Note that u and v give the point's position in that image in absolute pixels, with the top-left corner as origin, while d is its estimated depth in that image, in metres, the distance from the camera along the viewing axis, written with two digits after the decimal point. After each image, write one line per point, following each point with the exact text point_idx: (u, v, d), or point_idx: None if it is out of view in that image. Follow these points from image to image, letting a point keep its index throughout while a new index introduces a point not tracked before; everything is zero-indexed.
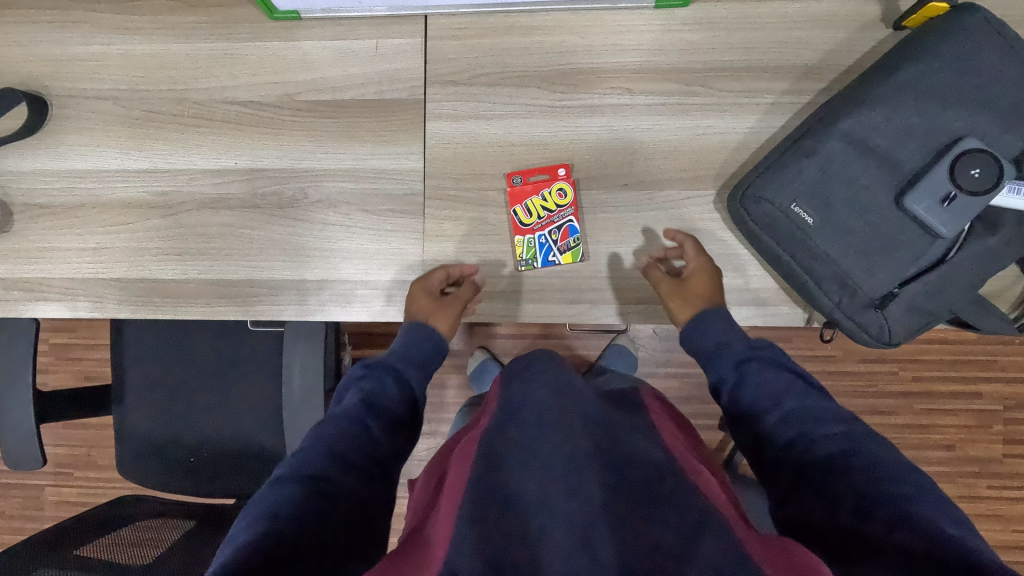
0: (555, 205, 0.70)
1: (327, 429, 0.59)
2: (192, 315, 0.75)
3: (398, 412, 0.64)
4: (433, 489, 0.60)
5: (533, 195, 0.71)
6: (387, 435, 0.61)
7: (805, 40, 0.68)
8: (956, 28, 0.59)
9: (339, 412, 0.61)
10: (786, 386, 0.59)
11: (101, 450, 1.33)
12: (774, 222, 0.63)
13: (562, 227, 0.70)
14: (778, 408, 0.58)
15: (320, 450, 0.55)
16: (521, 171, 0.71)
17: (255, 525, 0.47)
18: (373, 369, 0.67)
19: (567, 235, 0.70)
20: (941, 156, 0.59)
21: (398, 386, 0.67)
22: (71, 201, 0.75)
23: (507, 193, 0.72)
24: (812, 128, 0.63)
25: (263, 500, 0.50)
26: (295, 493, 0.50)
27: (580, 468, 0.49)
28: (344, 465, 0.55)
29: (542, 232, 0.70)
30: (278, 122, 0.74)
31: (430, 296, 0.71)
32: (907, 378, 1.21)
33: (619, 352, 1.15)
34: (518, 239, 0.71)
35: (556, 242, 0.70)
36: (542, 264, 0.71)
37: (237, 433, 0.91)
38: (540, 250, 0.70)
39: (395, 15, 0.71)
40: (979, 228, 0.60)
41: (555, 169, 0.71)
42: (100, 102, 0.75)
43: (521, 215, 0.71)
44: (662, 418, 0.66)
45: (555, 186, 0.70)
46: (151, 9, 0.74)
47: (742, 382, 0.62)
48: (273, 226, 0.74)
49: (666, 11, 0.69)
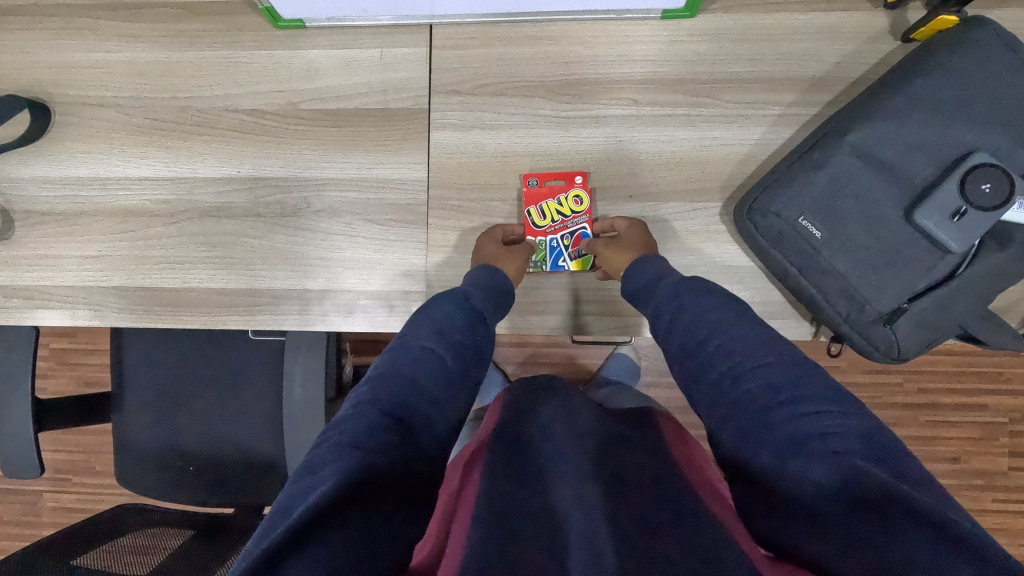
0: (570, 211, 0.71)
1: (410, 358, 0.54)
2: (193, 323, 0.75)
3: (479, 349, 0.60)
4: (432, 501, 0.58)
5: (549, 198, 0.70)
6: (465, 378, 0.57)
7: (812, 52, 0.68)
8: (965, 41, 0.59)
9: (424, 341, 0.56)
10: (719, 319, 0.55)
11: (99, 457, 1.32)
12: (782, 236, 0.63)
13: (574, 233, 0.71)
14: (712, 341, 0.54)
15: (400, 390, 0.51)
16: (538, 174, 0.71)
17: (339, 459, 0.44)
18: (461, 300, 0.61)
19: (578, 241, 0.71)
20: (952, 170, 0.58)
21: (480, 324, 0.61)
22: (73, 209, 0.75)
23: (522, 194, 0.71)
24: (820, 142, 0.63)
25: (341, 432, 0.46)
26: (377, 427, 0.47)
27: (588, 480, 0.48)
28: (421, 402, 0.51)
29: (554, 236, 0.71)
30: (281, 131, 0.73)
31: (497, 245, 0.70)
32: (913, 391, 1.20)
33: (621, 362, 1.14)
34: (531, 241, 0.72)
35: (567, 248, 0.71)
36: (550, 267, 0.72)
37: (237, 443, 0.90)
38: (550, 253, 0.71)
39: (400, 25, 0.71)
40: (989, 243, 0.59)
41: (571, 176, 0.70)
42: (103, 109, 0.75)
43: (535, 216, 0.71)
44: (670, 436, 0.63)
45: (571, 192, 0.70)
46: (154, 17, 0.74)
47: (675, 316, 0.58)
48: (275, 235, 0.73)
49: (673, 21, 0.69)
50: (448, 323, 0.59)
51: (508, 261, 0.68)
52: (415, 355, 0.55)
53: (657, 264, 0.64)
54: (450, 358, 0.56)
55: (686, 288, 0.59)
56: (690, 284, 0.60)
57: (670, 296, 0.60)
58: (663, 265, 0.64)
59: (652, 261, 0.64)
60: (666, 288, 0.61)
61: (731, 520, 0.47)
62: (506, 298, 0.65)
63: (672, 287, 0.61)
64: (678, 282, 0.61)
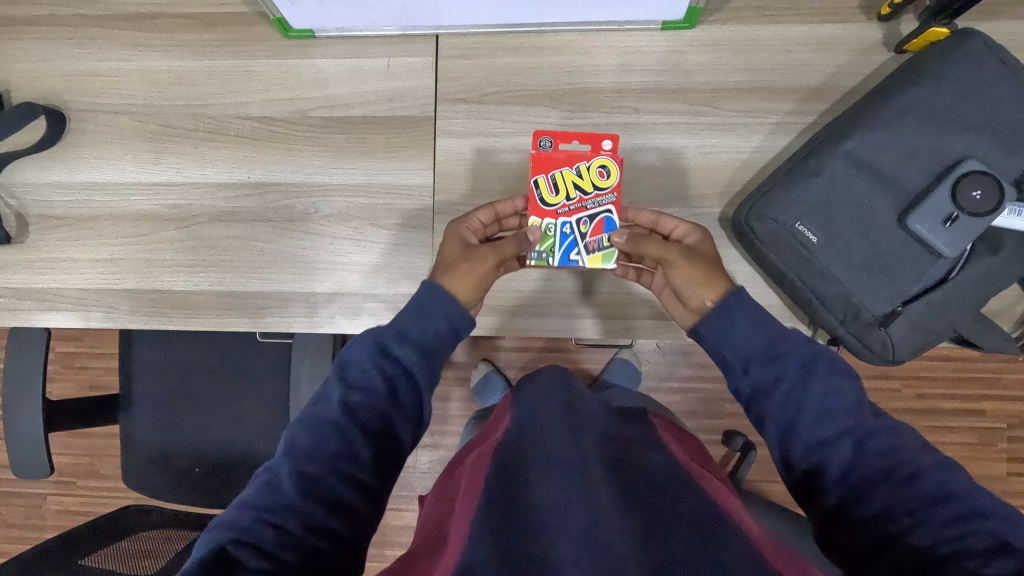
0: (592, 184, 0.70)
1: (313, 425, 0.55)
2: (202, 325, 0.76)
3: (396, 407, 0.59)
4: (438, 500, 0.59)
5: (567, 167, 0.70)
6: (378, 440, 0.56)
7: (809, 62, 0.70)
8: (956, 52, 0.61)
9: (330, 405, 0.56)
10: (857, 404, 0.54)
11: (104, 460, 1.33)
12: (780, 240, 0.64)
13: (596, 218, 0.70)
14: (850, 422, 0.53)
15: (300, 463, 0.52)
16: (554, 137, 0.70)
17: (215, 550, 0.46)
18: (378, 356, 0.60)
19: (598, 229, 0.70)
20: (943, 177, 0.60)
21: (402, 383, 0.60)
22: (86, 213, 0.77)
23: (536, 159, 0.70)
24: (816, 150, 0.64)
25: (229, 518, 0.49)
26: (262, 514, 0.49)
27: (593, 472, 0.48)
28: (320, 474, 0.52)
29: (569, 217, 0.70)
30: (291, 137, 0.75)
31: (458, 246, 0.67)
32: (911, 396, 1.22)
33: (623, 366, 1.15)
34: (539, 222, 0.70)
35: (583, 235, 0.70)
36: (561, 256, 0.70)
37: (243, 444, 0.91)
38: (564, 242, 0.70)
39: (407, 35, 0.73)
40: (980, 247, 0.61)
41: (599, 141, 0.70)
42: (117, 116, 0.77)
43: (546, 190, 0.70)
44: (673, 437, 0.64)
45: (596, 161, 0.70)
46: (168, 27, 0.76)
47: (805, 386, 0.56)
48: (283, 239, 0.75)
49: (673, 32, 0.71)
50: (364, 387, 0.58)
51: (455, 272, 0.65)
52: (316, 421, 0.55)
53: (762, 324, 0.60)
54: (360, 420, 0.56)
55: (807, 360, 0.57)
56: (808, 356, 0.57)
57: (798, 365, 0.57)
58: (769, 325, 0.60)
59: (758, 317, 0.60)
60: (791, 357, 0.58)
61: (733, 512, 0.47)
62: (441, 350, 0.64)
63: (792, 353, 0.58)
64: (794, 349, 0.58)
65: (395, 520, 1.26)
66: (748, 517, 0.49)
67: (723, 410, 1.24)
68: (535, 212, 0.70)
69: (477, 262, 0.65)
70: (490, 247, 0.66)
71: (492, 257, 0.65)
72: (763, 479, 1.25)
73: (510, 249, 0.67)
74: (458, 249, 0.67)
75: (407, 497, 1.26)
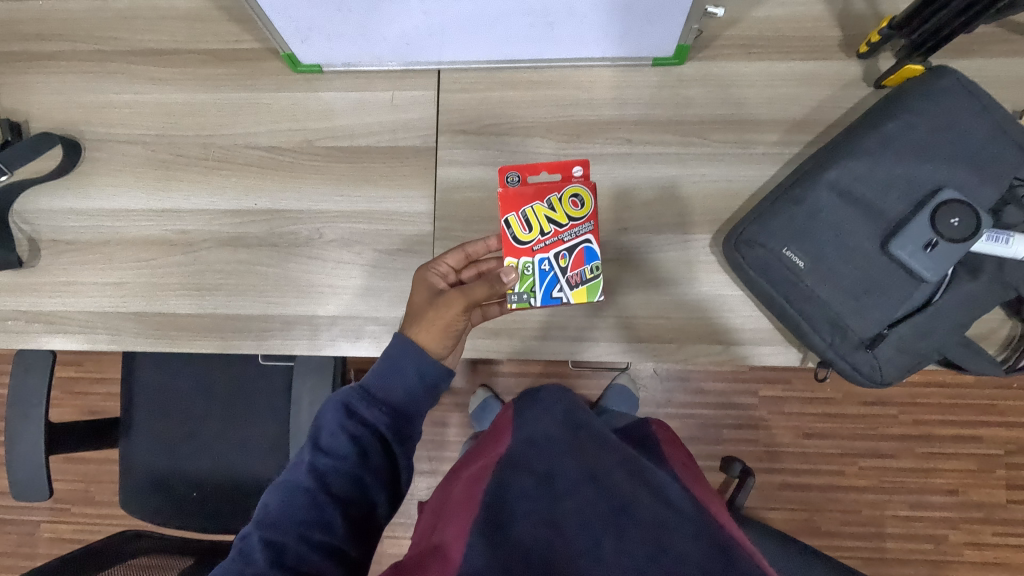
0: (566, 215, 0.71)
1: (287, 491, 0.56)
2: (206, 348, 0.78)
3: (371, 468, 0.59)
4: (434, 509, 0.60)
5: (535, 202, 0.71)
6: (350, 505, 0.57)
7: (792, 97, 0.73)
8: (930, 88, 0.64)
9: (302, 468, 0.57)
10: None
11: (100, 486, 1.32)
12: (768, 265, 0.66)
13: (574, 251, 0.71)
14: None
15: (274, 530, 0.54)
16: (519, 171, 0.72)
17: None
18: (350, 414, 0.60)
19: (578, 261, 0.71)
20: (923, 205, 0.63)
21: (376, 449, 0.60)
22: (96, 238, 0.79)
23: (505, 198, 0.71)
24: (803, 179, 0.67)
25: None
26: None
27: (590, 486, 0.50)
28: (290, 542, 0.53)
29: (546, 251, 0.71)
30: (297, 166, 0.78)
31: (427, 294, 0.68)
32: (907, 422, 1.22)
33: (620, 393, 1.16)
34: (517, 263, 0.71)
35: (564, 269, 0.71)
36: (543, 295, 0.71)
37: (242, 468, 0.92)
38: (543, 279, 0.71)
39: (409, 70, 0.77)
40: (962, 272, 0.63)
41: (569, 169, 0.73)
42: (130, 146, 0.80)
43: (519, 228, 0.71)
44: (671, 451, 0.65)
45: (567, 191, 0.71)
46: (182, 61, 0.80)
47: None
48: (287, 264, 0.77)
49: (663, 68, 0.75)
50: (335, 450, 0.58)
51: (422, 322, 0.65)
52: (290, 487, 0.56)
53: None
54: (331, 485, 0.57)
55: None
56: None
57: None
58: None
59: None
60: None
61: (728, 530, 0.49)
62: (417, 411, 0.63)
63: None
64: None
65: (393, 547, 1.25)
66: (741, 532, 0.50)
67: (721, 436, 1.24)
68: (512, 253, 0.71)
69: (442, 310, 0.65)
70: (456, 292, 0.66)
71: (457, 304, 0.65)
72: (761, 506, 1.25)
73: (479, 293, 0.66)
74: (427, 299, 0.67)
75: (404, 524, 1.25)
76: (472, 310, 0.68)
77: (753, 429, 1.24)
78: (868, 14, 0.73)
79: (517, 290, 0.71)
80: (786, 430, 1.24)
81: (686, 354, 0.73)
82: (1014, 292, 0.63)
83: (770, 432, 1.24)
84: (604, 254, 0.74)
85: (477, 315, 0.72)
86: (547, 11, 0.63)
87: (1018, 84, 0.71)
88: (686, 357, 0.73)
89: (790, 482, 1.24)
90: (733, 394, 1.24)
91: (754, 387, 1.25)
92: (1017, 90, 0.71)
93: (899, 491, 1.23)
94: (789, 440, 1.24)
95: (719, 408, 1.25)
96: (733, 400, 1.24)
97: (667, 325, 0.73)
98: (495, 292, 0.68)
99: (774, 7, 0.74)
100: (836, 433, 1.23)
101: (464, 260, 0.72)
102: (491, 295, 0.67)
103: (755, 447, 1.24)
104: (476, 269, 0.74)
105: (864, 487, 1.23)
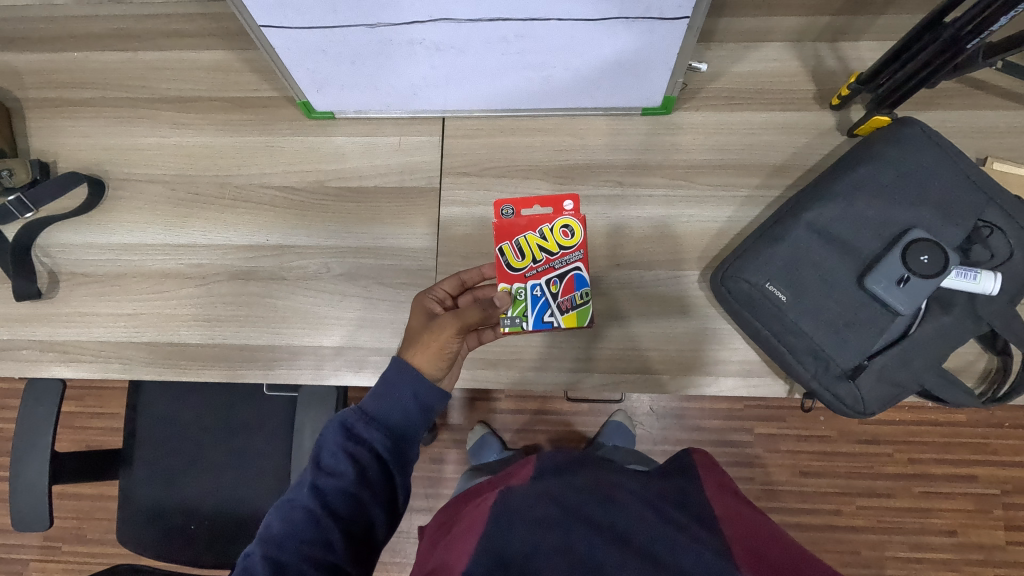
0: (557, 244, 0.78)
1: (290, 510, 0.59)
2: (214, 378, 0.80)
3: (370, 489, 0.61)
4: (441, 531, 0.62)
5: (527, 232, 0.78)
6: (350, 525, 0.59)
7: (772, 144, 0.79)
8: (898, 136, 0.69)
9: (303, 487, 0.60)
10: None
11: (92, 524, 1.31)
12: (753, 299, 0.70)
13: (567, 277, 0.77)
14: None
15: (276, 549, 0.56)
16: (515, 205, 0.80)
17: None
18: (350, 436, 0.62)
19: (569, 288, 0.77)
20: (894, 243, 0.67)
21: (375, 470, 0.62)
22: (113, 271, 0.83)
23: (503, 227, 0.78)
24: (783, 219, 0.72)
25: None
26: None
27: (588, 507, 0.53)
28: (290, 559, 0.55)
29: (539, 278, 0.77)
30: (308, 205, 0.83)
31: (423, 319, 0.71)
32: (901, 460, 1.24)
33: (617, 429, 1.19)
34: (511, 288, 0.77)
35: (557, 296, 0.77)
36: (535, 321, 0.76)
37: (242, 501, 0.93)
38: (536, 305, 0.77)
39: (416, 118, 0.83)
40: (935, 307, 0.67)
41: (562, 203, 0.79)
42: (152, 185, 0.85)
43: (512, 256, 0.77)
44: (710, 485, 0.61)
45: (560, 223, 0.78)
46: (205, 108, 0.85)
47: None
48: (296, 296, 0.81)
49: (651, 117, 0.81)
50: (335, 472, 0.61)
51: (418, 345, 0.68)
52: (292, 507, 0.59)
53: None
54: (332, 505, 0.59)
55: None
56: None
57: None
58: None
59: None
60: None
61: (736, 537, 0.51)
62: (414, 433, 0.65)
63: None
64: None
65: None
66: (752, 530, 0.53)
67: None
68: (506, 279, 0.77)
69: (436, 333, 0.67)
70: (449, 316, 0.68)
71: (451, 326, 0.67)
72: None
73: (473, 315, 0.69)
74: (423, 323, 0.70)
75: (400, 564, 1.24)
76: (467, 333, 0.70)
77: (750, 467, 1.26)
78: (838, 70, 0.80)
79: (511, 314, 0.76)
80: (782, 468, 1.25)
81: (678, 386, 0.76)
82: (986, 326, 0.67)
83: (766, 470, 1.25)
84: (598, 289, 0.78)
85: (471, 340, 0.75)
86: (543, 65, 0.69)
87: (979, 134, 0.77)
88: (678, 389, 0.76)
89: (788, 521, 1.24)
90: (729, 431, 1.26)
91: (749, 424, 1.26)
92: (978, 139, 0.77)
93: (898, 532, 1.23)
94: (786, 479, 1.25)
95: (715, 445, 1.26)
96: (729, 437, 1.26)
97: (660, 357, 0.76)
98: (488, 315, 0.70)
99: (752, 64, 0.81)
100: (831, 472, 1.24)
101: (459, 286, 0.76)
102: (483, 318, 0.69)
103: (752, 485, 1.25)
104: (471, 296, 0.76)
105: (862, 527, 1.23)
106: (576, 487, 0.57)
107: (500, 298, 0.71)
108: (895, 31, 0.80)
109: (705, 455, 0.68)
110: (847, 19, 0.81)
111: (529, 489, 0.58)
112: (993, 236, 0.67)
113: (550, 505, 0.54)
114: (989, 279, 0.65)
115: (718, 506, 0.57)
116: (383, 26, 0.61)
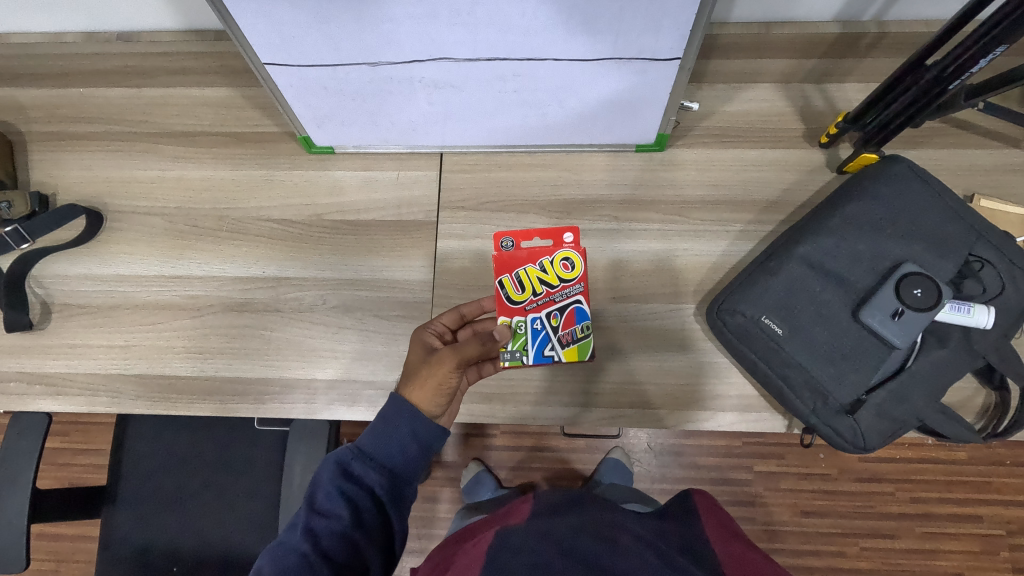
0: (557, 277, 0.78)
1: (284, 553, 0.57)
2: (205, 412, 0.79)
3: (365, 530, 0.60)
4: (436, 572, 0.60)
5: (528, 264, 0.79)
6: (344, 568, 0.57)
7: (764, 181, 0.81)
8: (886, 174, 0.71)
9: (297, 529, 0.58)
10: None
11: (69, 566, 1.26)
12: (749, 333, 0.70)
13: (567, 311, 0.77)
14: None
15: None
16: (516, 237, 0.80)
17: None
18: (344, 475, 0.61)
19: (570, 322, 0.77)
20: (887, 277, 0.67)
21: (369, 510, 0.61)
22: (107, 303, 0.82)
23: (504, 258, 0.79)
24: (777, 253, 0.72)
25: None
26: None
27: (587, 548, 0.51)
28: None
29: (540, 311, 0.77)
30: (305, 237, 0.83)
31: (421, 353, 0.70)
32: (904, 500, 1.21)
33: (615, 467, 1.18)
34: (511, 321, 0.77)
35: (557, 330, 0.76)
36: (535, 355, 0.77)
37: (229, 540, 0.90)
38: (537, 339, 0.77)
39: (415, 153, 0.84)
40: (930, 340, 0.67)
41: (562, 235, 0.80)
42: (149, 217, 0.85)
43: (512, 289, 0.78)
44: (715, 527, 0.60)
45: (561, 255, 0.78)
46: (207, 142, 0.87)
47: None
48: (291, 328, 0.80)
49: (645, 153, 0.82)
50: (329, 513, 0.59)
51: (417, 381, 0.67)
52: (285, 551, 0.58)
53: None
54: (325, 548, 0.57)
55: None
56: None
57: None
58: None
59: None
60: None
61: None
62: (412, 472, 0.64)
63: None
64: None
65: None
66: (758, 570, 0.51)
67: None
68: (506, 312, 0.77)
69: (436, 368, 0.67)
70: (447, 350, 0.67)
71: (449, 360, 0.66)
72: None
73: (470, 349, 0.67)
74: (422, 357, 0.69)
75: None
76: (466, 366, 0.69)
77: (750, 506, 1.23)
78: (826, 110, 0.83)
79: (511, 348, 0.76)
80: (783, 507, 1.22)
81: (675, 421, 0.75)
82: (982, 360, 0.67)
83: (767, 510, 1.22)
84: (595, 323, 0.78)
85: (471, 373, 0.74)
86: (540, 104, 0.71)
87: (965, 172, 0.79)
88: (675, 424, 0.75)
89: (791, 563, 1.21)
90: (729, 468, 1.23)
91: (749, 462, 1.24)
92: (965, 177, 0.79)
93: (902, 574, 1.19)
94: (787, 519, 1.22)
95: (714, 483, 1.23)
96: (729, 475, 1.23)
97: (657, 391, 0.75)
98: (487, 349, 0.69)
99: (742, 103, 0.83)
100: (834, 511, 1.22)
101: (458, 319, 0.75)
102: (483, 352, 0.69)
103: (753, 525, 1.22)
104: (470, 330, 0.76)
105: (867, 570, 1.20)
106: (575, 527, 0.55)
107: (500, 332, 0.71)
108: (879, 73, 0.83)
109: (706, 495, 0.67)
110: (832, 62, 0.84)
111: (526, 529, 0.56)
112: (985, 270, 0.68)
113: (547, 545, 0.52)
114: (983, 312, 0.65)
115: (722, 547, 0.56)
116: (383, 65, 0.63)
